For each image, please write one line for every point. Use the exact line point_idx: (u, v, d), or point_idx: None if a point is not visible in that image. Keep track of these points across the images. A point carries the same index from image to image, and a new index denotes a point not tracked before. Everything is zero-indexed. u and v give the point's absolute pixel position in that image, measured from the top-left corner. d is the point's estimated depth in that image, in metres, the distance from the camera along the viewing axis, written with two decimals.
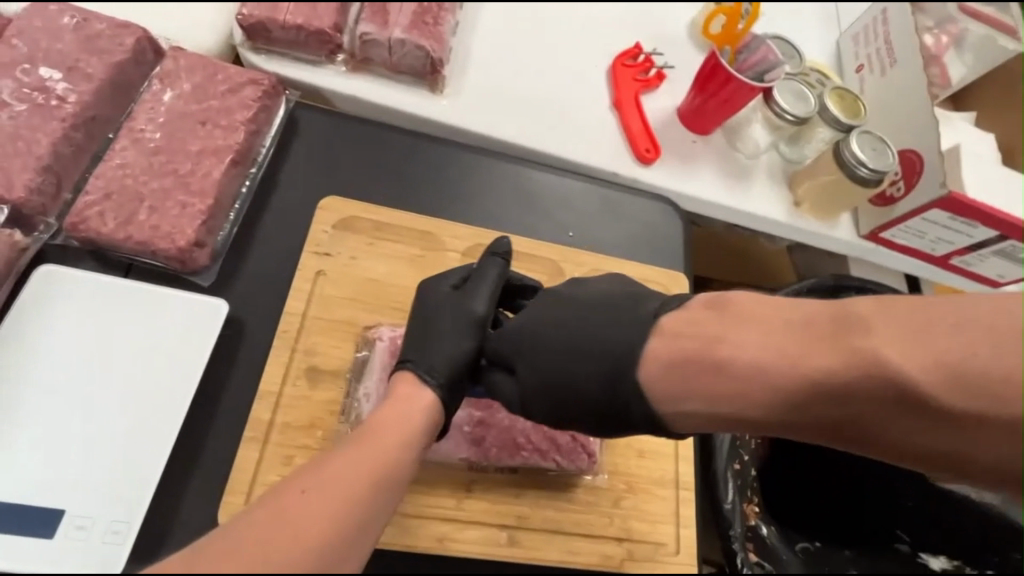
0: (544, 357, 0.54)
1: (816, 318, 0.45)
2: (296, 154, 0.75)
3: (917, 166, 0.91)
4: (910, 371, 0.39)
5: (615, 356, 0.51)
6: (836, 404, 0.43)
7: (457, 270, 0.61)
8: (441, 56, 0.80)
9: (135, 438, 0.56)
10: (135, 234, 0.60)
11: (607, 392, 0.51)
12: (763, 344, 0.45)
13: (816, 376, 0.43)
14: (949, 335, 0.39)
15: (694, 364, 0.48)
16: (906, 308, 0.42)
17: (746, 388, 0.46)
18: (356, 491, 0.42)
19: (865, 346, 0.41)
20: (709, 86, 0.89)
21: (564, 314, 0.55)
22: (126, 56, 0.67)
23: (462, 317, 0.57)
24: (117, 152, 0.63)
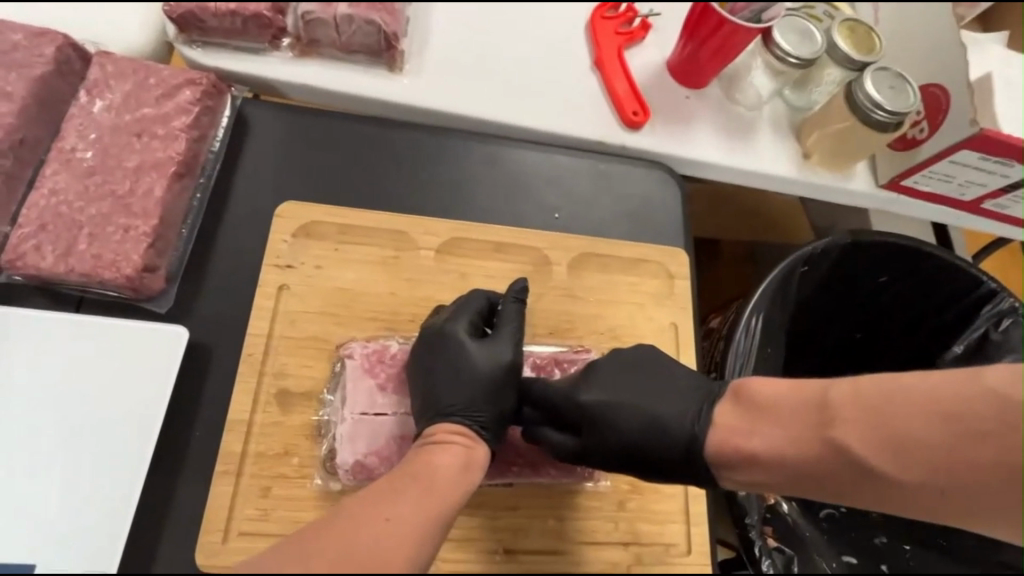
0: (596, 420, 0.54)
1: (802, 405, 0.47)
2: (247, 156, 0.69)
3: (943, 102, 0.81)
4: (894, 452, 0.42)
5: (681, 432, 0.53)
6: (833, 487, 0.46)
7: (463, 317, 0.59)
8: (396, 30, 0.72)
9: (101, 486, 0.53)
10: (76, 266, 0.56)
11: (680, 455, 0.52)
12: (770, 435, 0.48)
13: (811, 467, 0.46)
14: (906, 423, 0.42)
15: (728, 455, 0.50)
16: (871, 392, 0.44)
17: (769, 475, 0.48)
18: (430, 527, 0.43)
19: (841, 436, 0.44)
20: (700, 32, 0.79)
21: (607, 379, 0.56)
22: (47, 67, 0.61)
23: (493, 366, 0.57)
24: (48, 177, 0.58)
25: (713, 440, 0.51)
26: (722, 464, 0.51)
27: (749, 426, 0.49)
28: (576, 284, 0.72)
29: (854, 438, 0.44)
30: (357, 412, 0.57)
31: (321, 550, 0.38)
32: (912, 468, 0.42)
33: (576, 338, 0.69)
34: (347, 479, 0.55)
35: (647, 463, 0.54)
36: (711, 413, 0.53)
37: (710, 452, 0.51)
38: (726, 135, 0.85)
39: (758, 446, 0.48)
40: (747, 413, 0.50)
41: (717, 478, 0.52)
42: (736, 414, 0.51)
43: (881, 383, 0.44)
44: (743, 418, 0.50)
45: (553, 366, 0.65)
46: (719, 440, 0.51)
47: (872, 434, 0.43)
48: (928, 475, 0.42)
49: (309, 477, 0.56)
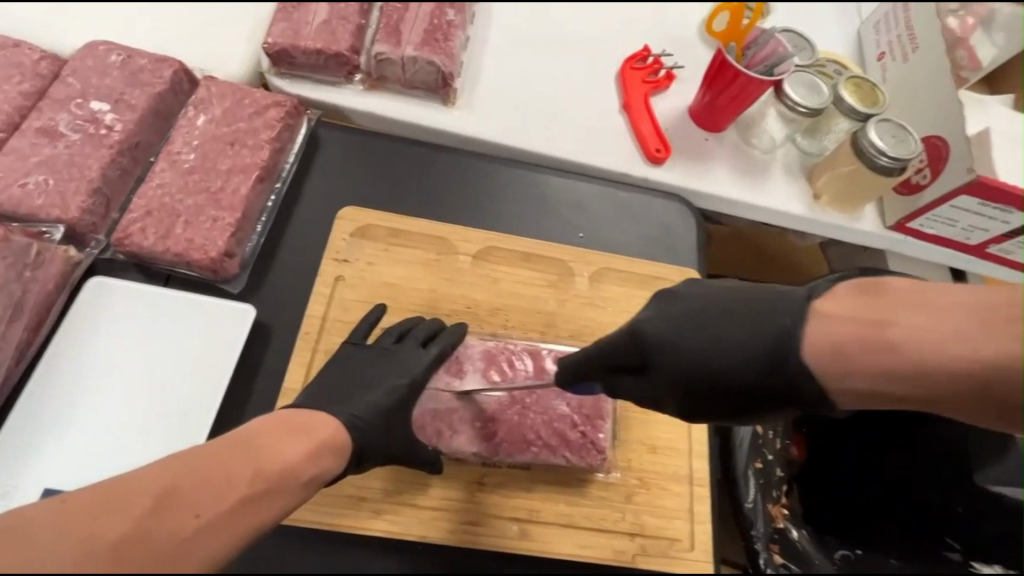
0: (682, 348, 0.51)
1: (984, 298, 0.39)
2: (317, 167, 0.80)
3: (943, 152, 0.87)
4: None
5: (766, 338, 0.47)
6: (1023, 396, 0.37)
7: (423, 369, 0.62)
8: (452, 70, 0.84)
9: (173, 434, 0.61)
10: (172, 247, 0.66)
11: (772, 382, 0.47)
12: (932, 329, 0.39)
13: (996, 366, 0.37)
14: None
15: (848, 359, 0.42)
16: None
17: (924, 376, 0.39)
18: (306, 469, 0.48)
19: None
20: (717, 82, 0.88)
21: (678, 306, 0.53)
22: (165, 87, 0.74)
23: (396, 372, 0.61)
24: (157, 173, 0.69)
25: (816, 334, 0.44)
26: (837, 363, 0.43)
27: (890, 317, 0.41)
28: (597, 295, 0.79)
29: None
30: None
31: (115, 522, 0.38)
32: None
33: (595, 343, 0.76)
34: None
35: (729, 398, 0.50)
36: (812, 308, 0.46)
37: (813, 350, 0.44)
38: (741, 174, 0.94)
39: (909, 341, 0.40)
40: (880, 300, 0.43)
41: (827, 394, 0.44)
42: (863, 304, 0.43)
43: None
44: (876, 308, 0.42)
45: None
46: (843, 336, 0.43)
47: None
48: None
49: None
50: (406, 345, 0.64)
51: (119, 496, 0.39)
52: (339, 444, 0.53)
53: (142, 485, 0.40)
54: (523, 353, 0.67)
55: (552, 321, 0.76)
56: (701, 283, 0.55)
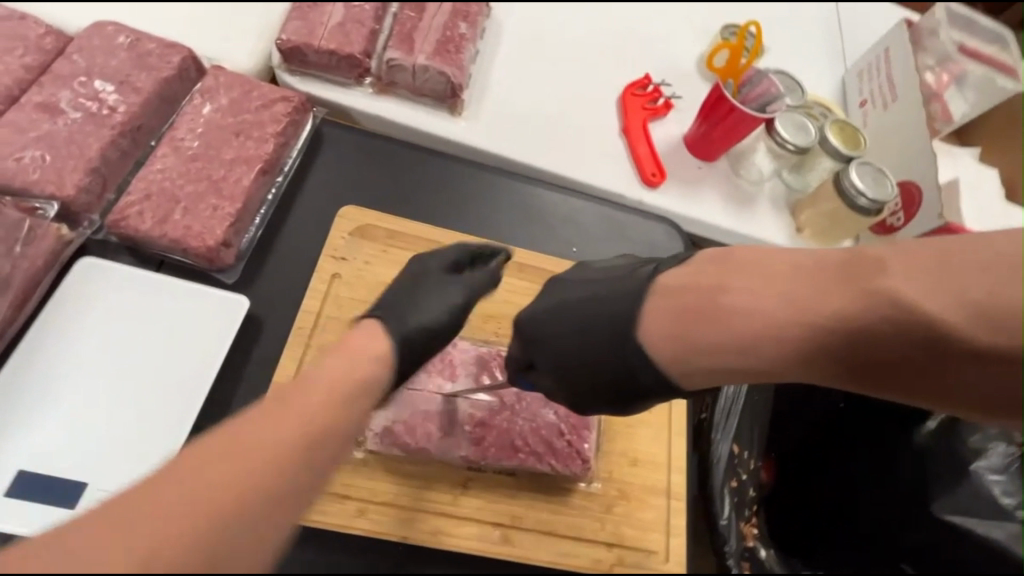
0: (550, 335, 0.52)
1: (817, 261, 0.43)
2: (321, 164, 0.80)
3: (915, 197, 0.93)
4: (927, 306, 0.37)
5: (610, 320, 0.49)
6: (842, 348, 0.40)
7: (470, 292, 0.55)
8: (462, 82, 0.85)
9: (156, 423, 0.59)
10: (169, 232, 0.65)
11: (621, 365, 0.49)
12: (763, 290, 0.43)
13: (820, 320, 0.40)
14: (959, 278, 0.37)
15: (684, 335, 0.46)
16: (919, 252, 0.39)
17: (754, 337, 0.43)
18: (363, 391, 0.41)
19: (875, 288, 0.39)
20: (713, 115, 0.92)
21: (559, 291, 0.54)
22: (173, 72, 0.74)
23: (442, 296, 0.53)
24: (158, 158, 0.69)
25: (667, 308, 0.47)
26: (681, 337, 0.46)
27: (735, 282, 0.45)
28: None
29: (900, 288, 0.38)
30: None
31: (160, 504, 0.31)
32: (959, 321, 0.36)
33: None
34: (374, 442, 0.61)
35: (593, 385, 0.51)
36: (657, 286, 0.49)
37: (660, 327, 0.47)
38: (730, 204, 0.98)
39: (746, 301, 0.43)
40: (728, 270, 0.46)
41: (666, 372, 0.47)
42: (712, 271, 0.47)
43: (937, 246, 0.38)
44: (726, 274, 0.46)
45: None
46: (690, 303, 0.46)
47: (919, 280, 0.38)
48: (974, 337, 0.36)
49: None
50: (443, 270, 0.55)
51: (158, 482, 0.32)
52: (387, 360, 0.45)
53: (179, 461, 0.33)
54: None
55: None
56: (583, 270, 0.56)
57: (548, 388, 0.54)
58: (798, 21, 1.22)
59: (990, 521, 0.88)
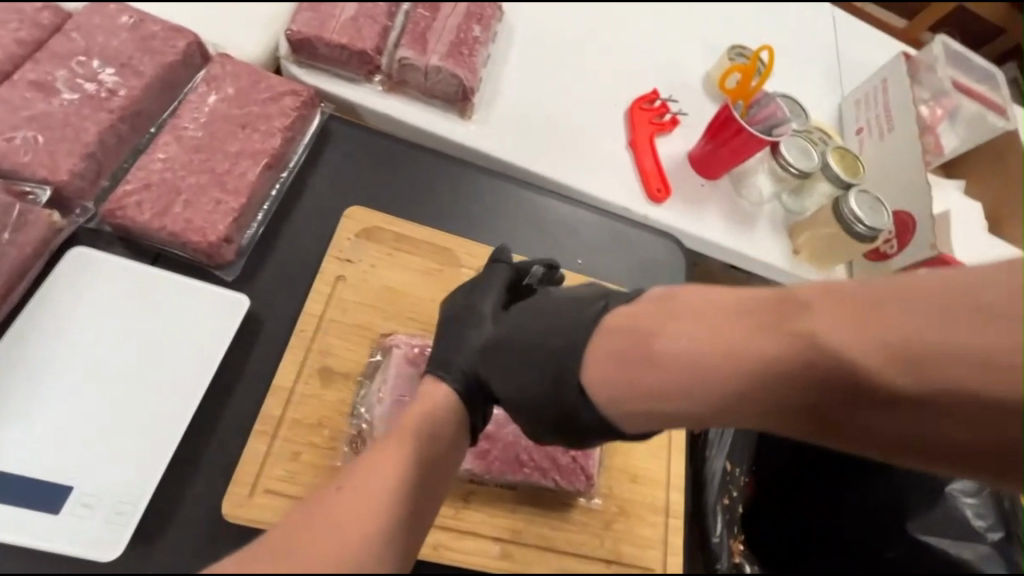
0: (501, 367, 0.52)
1: (749, 303, 0.40)
2: (326, 161, 0.78)
3: (909, 226, 0.96)
4: (852, 351, 0.35)
5: (553, 355, 0.48)
6: (774, 395, 0.38)
7: (491, 302, 0.58)
8: (474, 85, 0.84)
9: (147, 425, 0.57)
10: (169, 225, 0.63)
11: (562, 398, 0.47)
12: (695, 334, 0.41)
13: (750, 366, 0.38)
14: (886, 319, 0.34)
15: (621, 381, 0.44)
16: (847, 290, 0.37)
17: (686, 383, 0.41)
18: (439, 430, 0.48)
19: (799, 333, 0.37)
20: (720, 134, 0.94)
21: (514, 320, 0.54)
22: (177, 58, 0.71)
23: (471, 315, 0.57)
24: (160, 146, 0.66)
25: (608, 351, 0.45)
26: (621, 383, 0.44)
27: (670, 326, 0.42)
28: None
29: (822, 330, 0.36)
30: (396, 395, 0.61)
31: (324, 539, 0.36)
32: (886, 365, 0.34)
33: None
34: None
35: (540, 415, 0.50)
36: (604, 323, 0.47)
37: (599, 370, 0.45)
38: (731, 223, 0.99)
39: (676, 349, 0.41)
40: (664, 309, 0.44)
41: (606, 412, 0.46)
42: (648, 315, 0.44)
43: (865, 285, 0.36)
44: (663, 318, 0.43)
45: None
46: (626, 348, 0.44)
47: (844, 323, 0.35)
48: (901, 383, 0.34)
49: (336, 448, 0.60)
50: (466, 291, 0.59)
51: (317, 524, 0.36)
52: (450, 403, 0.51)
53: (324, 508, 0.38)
54: None
55: None
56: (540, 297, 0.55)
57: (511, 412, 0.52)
58: (800, 45, 1.24)
59: (960, 542, 0.88)
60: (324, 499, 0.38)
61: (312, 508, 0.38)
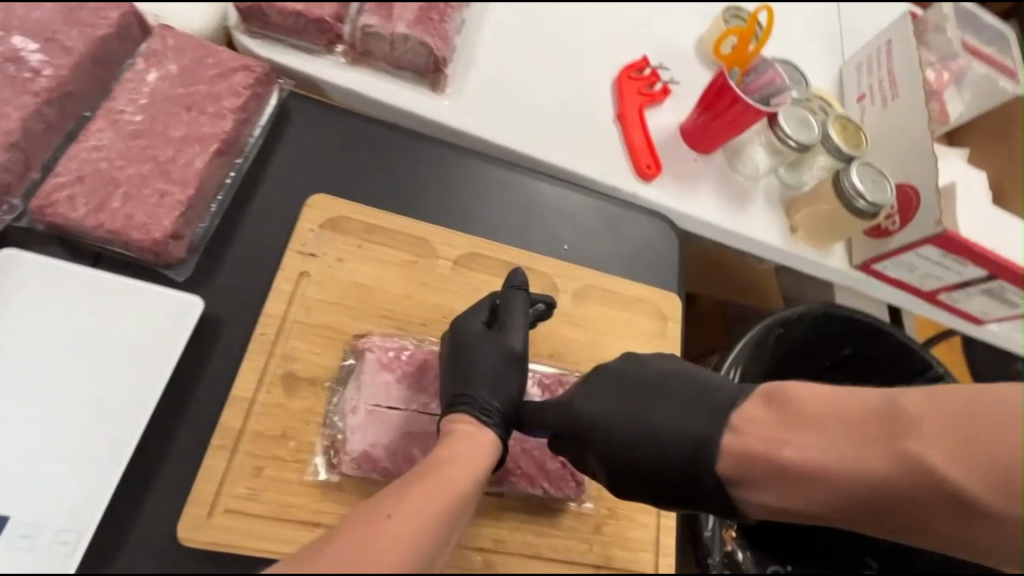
0: (615, 439, 0.53)
1: (862, 414, 0.43)
2: (286, 145, 0.71)
3: (913, 201, 0.90)
4: (959, 476, 0.38)
5: (680, 445, 0.50)
6: (890, 509, 0.41)
7: (519, 340, 0.60)
8: (445, 55, 0.77)
9: (90, 445, 0.52)
10: (106, 222, 0.56)
11: (685, 478, 0.50)
12: (818, 444, 0.44)
13: (869, 482, 0.41)
14: (991, 443, 0.38)
15: (748, 478, 0.47)
16: (957, 409, 0.39)
17: (811, 491, 0.44)
18: (483, 460, 0.49)
19: (909, 454, 0.40)
20: (715, 105, 0.87)
21: (608, 387, 0.55)
22: (110, 31, 0.63)
23: (502, 354, 0.58)
24: (92, 132, 0.59)
25: (732, 449, 0.48)
26: (742, 481, 0.47)
27: (791, 435, 0.45)
28: (578, 314, 0.75)
29: (931, 454, 0.39)
30: (370, 404, 0.57)
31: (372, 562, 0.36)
32: (995, 489, 0.37)
33: (573, 363, 0.72)
34: (349, 467, 0.55)
35: (653, 489, 0.52)
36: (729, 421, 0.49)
37: (725, 464, 0.48)
38: (725, 201, 0.93)
39: (802, 459, 0.44)
40: (779, 412, 0.47)
41: (732, 500, 0.49)
42: (770, 419, 0.47)
43: (971, 404, 0.39)
44: (782, 423, 0.46)
45: (556, 386, 0.68)
46: (752, 451, 0.47)
47: (953, 448, 0.38)
48: (1012, 507, 0.37)
49: (303, 462, 0.56)
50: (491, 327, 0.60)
51: (372, 547, 0.37)
52: (492, 443, 0.52)
53: (378, 530, 0.38)
54: None
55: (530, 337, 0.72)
56: (633, 360, 0.57)
57: (597, 474, 0.55)
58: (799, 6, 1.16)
59: None
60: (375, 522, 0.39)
61: (355, 532, 0.38)
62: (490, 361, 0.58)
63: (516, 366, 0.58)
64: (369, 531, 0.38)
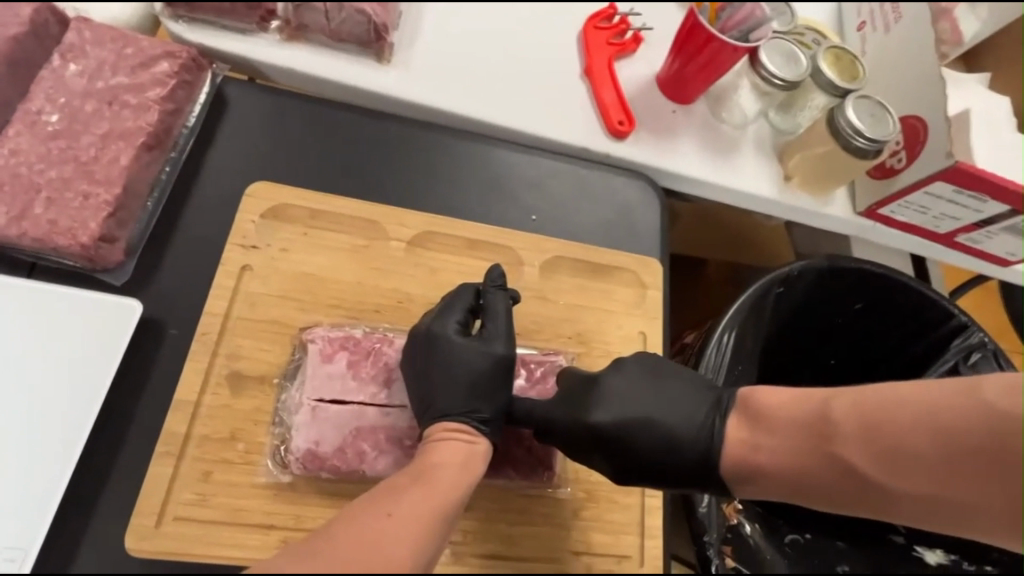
0: (630, 444, 0.53)
1: (802, 417, 0.48)
2: (222, 134, 0.67)
3: (921, 134, 0.81)
4: (870, 467, 0.45)
5: (687, 448, 0.52)
6: (825, 495, 0.48)
7: (504, 342, 0.57)
8: (385, 21, 0.72)
9: (31, 460, 0.51)
10: (30, 230, 0.54)
11: (692, 472, 0.53)
12: (772, 445, 0.50)
13: (807, 475, 0.48)
14: (895, 439, 0.44)
15: (733, 473, 0.52)
16: (874, 410, 0.45)
17: (767, 484, 0.50)
18: (474, 464, 0.49)
19: (835, 451, 0.46)
20: (688, 47, 0.79)
21: (617, 394, 0.55)
22: (22, 28, 0.60)
23: (486, 361, 0.56)
24: (10, 138, 0.57)
25: (728, 450, 0.52)
26: (735, 476, 0.52)
27: (758, 439, 0.51)
28: (546, 289, 0.70)
29: (851, 453, 0.45)
30: (313, 399, 0.55)
31: (369, 556, 0.36)
32: (900, 477, 0.44)
33: (544, 341, 0.68)
34: (297, 467, 0.53)
35: (659, 482, 0.54)
36: (724, 427, 0.52)
37: (725, 466, 0.52)
38: (711, 152, 0.86)
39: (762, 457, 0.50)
40: (746, 417, 0.52)
41: (730, 489, 0.53)
42: (740, 423, 0.52)
43: (881, 403, 0.45)
44: (750, 429, 0.51)
45: (519, 367, 0.63)
46: (726, 452, 0.52)
47: (867, 447, 0.45)
48: (915, 489, 0.44)
49: (255, 463, 0.54)
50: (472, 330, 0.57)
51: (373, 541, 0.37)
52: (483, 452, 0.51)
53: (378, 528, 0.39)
54: None
55: None
56: (627, 371, 0.56)
57: (603, 470, 0.55)
58: None
59: None
60: (371, 519, 0.39)
61: (356, 530, 0.38)
62: (475, 369, 0.55)
63: (504, 371, 0.56)
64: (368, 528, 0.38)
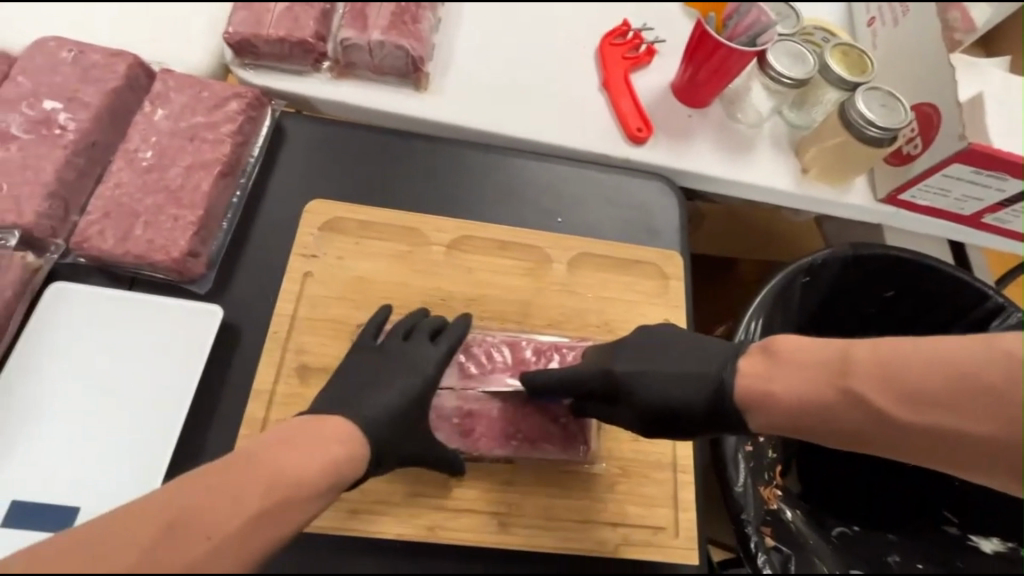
0: (651, 390, 0.59)
1: (824, 357, 0.51)
2: (283, 160, 0.77)
3: (934, 119, 0.84)
4: (886, 402, 0.47)
5: (702, 386, 0.58)
6: (840, 430, 0.50)
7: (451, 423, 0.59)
8: (422, 54, 0.81)
9: (138, 444, 0.60)
10: (132, 249, 0.64)
11: (709, 407, 0.57)
12: (794, 382, 0.52)
13: (825, 410, 0.50)
14: (914, 377, 0.46)
15: (753, 402, 0.54)
16: (894, 351, 0.48)
17: (784, 418, 0.52)
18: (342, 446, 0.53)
19: (854, 387, 0.49)
20: (698, 55, 0.85)
21: (636, 351, 0.62)
22: (120, 82, 0.71)
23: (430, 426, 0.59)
24: (114, 173, 0.67)
25: (740, 384, 0.55)
26: (747, 406, 0.55)
27: (773, 374, 0.54)
28: (575, 283, 0.76)
29: (868, 388, 0.48)
30: None
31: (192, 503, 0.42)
32: (916, 413, 0.46)
33: (574, 331, 0.73)
34: None
35: (681, 424, 0.59)
36: (735, 365, 0.57)
37: (736, 395, 0.56)
38: (727, 151, 0.90)
39: (781, 393, 0.52)
40: (768, 359, 0.55)
41: (747, 420, 0.56)
42: (760, 363, 0.55)
43: (902, 344, 0.48)
44: (766, 368, 0.55)
45: (552, 352, 0.68)
46: (744, 388, 0.55)
47: (886, 383, 0.47)
48: (931, 427, 0.46)
49: None
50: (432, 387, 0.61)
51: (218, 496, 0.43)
52: (351, 450, 0.53)
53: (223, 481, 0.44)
54: (502, 344, 0.68)
55: (528, 310, 0.73)
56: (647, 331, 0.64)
57: (630, 420, 0.61)
58: None
59: None
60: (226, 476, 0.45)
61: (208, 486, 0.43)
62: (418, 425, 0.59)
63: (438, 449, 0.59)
64: (166, 548, 0.39)
